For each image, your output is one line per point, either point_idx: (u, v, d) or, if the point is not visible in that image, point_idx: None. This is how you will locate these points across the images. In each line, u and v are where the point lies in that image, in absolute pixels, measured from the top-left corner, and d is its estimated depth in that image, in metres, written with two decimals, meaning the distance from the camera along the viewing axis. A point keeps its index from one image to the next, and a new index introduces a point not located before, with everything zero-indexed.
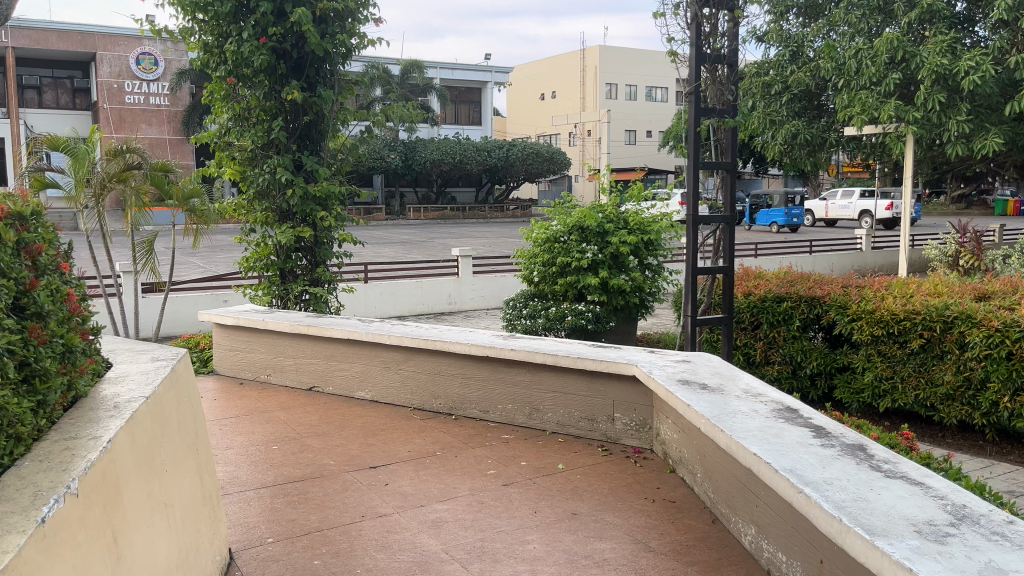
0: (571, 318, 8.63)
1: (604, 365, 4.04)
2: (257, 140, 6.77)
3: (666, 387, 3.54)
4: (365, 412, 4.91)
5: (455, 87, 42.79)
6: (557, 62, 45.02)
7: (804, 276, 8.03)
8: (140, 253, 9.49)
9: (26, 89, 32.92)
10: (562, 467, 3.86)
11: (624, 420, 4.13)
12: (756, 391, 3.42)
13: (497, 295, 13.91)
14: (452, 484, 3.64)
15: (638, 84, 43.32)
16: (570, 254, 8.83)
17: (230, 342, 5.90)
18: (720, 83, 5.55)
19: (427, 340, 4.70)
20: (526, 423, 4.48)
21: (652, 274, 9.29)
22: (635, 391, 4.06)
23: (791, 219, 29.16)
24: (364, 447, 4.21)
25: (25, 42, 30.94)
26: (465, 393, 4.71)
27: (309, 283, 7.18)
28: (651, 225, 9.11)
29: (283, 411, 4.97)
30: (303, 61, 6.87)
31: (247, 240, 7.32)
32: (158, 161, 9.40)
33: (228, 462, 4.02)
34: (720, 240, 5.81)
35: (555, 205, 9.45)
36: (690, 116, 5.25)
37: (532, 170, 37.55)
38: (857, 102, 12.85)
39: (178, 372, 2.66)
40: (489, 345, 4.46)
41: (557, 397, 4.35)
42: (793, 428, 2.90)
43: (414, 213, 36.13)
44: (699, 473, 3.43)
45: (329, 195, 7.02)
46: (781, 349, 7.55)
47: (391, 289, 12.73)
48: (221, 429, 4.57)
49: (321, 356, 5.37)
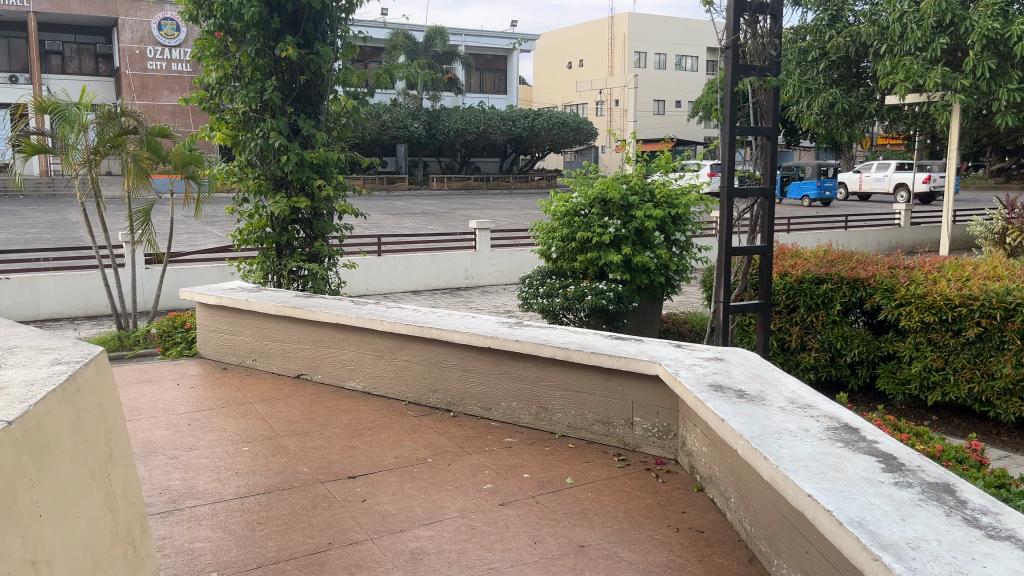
0: (591, 298, 8.00)
1: (622, 362, 3.47)
2: (249, 101, 6.18)
3: (694, 394, 2.96)
4: (354, 405, 4.38)
5: (480, 56, 41.92)
6: (584, 29, 43.84)
7: (845, 256, 7.36)
8: (137, 224, 9.00)
9: (50, 56, 32.67)
10: (571, 482, 3.30)
11: (644, 425, 3.56)
12: (804, 402, 2.83)
13: (517, 269, 13.32)
14: (441, 503, 3.09)
15: (669, 53, 42.14)
16: (591, 228, 8.23)
17: (214, 323, 5.39)
18: (761, 38, 4.85)
19: (424, 327, 4.15)
20: (534, 424, 3.93)
21: (680, 251, 8.65)
22: (659, 393, 3.48)
23: (824, 192, 28.23)
24: (346, 451, 3.67)
25: (48, 7, 30.60)
26: (465, 388, 4.16)
27: (306, 259, 6.68)
28: (679, 198, 8.45)
29: (263, 403, 4.45)
30: (299, 15, 6.28)
31: (239, 211, 6.78)
32: (156, 126, 8.91)
33: (187, 466, 3.49)
34: (757, 216, 5.13)
35: (577, 175, 8.85)
36: (726, 75, 4.58)
37: (557, 141, 36.73)
38: (901, 69, 11.95)
39: (82, 378, 2.12)
40: (491, 335, 3.91)
41: (568, 396, 3.78)
42: (856, 457, 2.31)
43: (437, 182, 35.56)
44: (734, 498, 2.85)
45: (328, 162, 6.46)
46: (819, 335, 6.88)
47: (405, 262, 12.21)
48: (189, 424, 4.06)
49: (309, 341, 4.85)
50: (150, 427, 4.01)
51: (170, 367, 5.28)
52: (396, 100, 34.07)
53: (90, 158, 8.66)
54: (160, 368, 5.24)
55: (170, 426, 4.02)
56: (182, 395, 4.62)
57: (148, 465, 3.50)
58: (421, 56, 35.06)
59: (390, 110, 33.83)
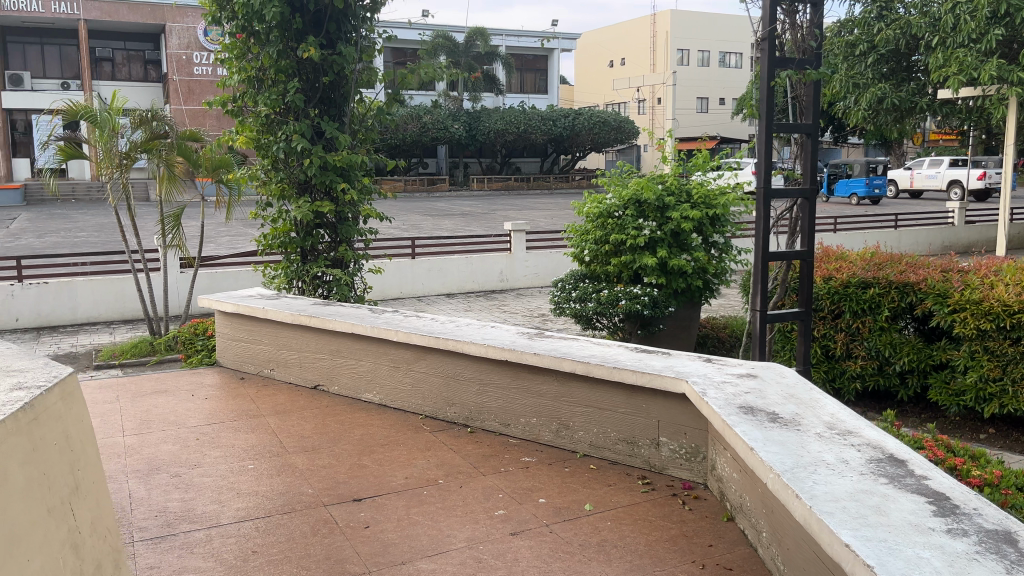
0: (625, 303, 7.71)
1: (646, 378, 3.23)
2: (271, 104, 6.05)
3: (722, 418, 2.70)
4: (368, 419, 4.19)
5: (521, 56, 41.71)
6: (626, 27, 43.31)
7: (894, 258, 6.98)
8: (168, 228, 8.99)
9: (101, 62, 33.36)
10: (590, 509, 3.07)
11: (670, 447, 3.31)
12: (844, 429, 2.55)
13: (553, 272, 13.08)
14: (449, 531, 2.88)
15: (712, 50, 41.44)
16: (625, 231, 7.96)
17: (233, 331, 5.26)
18: (802, 29, 4.54)
19: (440, 339, 3.96)
20: (554, 442, 3.70)
21: (719, 253, 8.33)
22: (685, 411, 3.23)
23: (873, 189, 27.42)
24: (354, 471, 3.48)
25: (98, 14, 31.11)
26: (483, 403, 3.95)
27: (331, 264, 6.53)
28: (717, 198, 8.13)
29: (276, 415, 4.29)
30: (322, 15, 6.13)
31: (263, 216, 6.66)
32: (186, 130, 8.90)
33: (189, 485, 3.33)
34: (798, 219, 4.80)
35: (611, 176, 8.59)
36: (761, 68, 4.26)
37: (598, 140, 36.35)
38: (954, 61, 11.39)
39: (43, 406, 1.94)
40: (509, 347, 3.70)
41: (590, 413, 3.55)
42: (902, 496, 2.03)
43: (477, 183, 35.48)
44: (766, 532, 2.59)
45: (352, 165, 6.31)
46: (866, 343, 6.49)
47: (438, 264, 12.05)
48: (197, 438, 3.91)
49: (326, 351, 4.68)
50: (156, 441, 3.87)
51: (189, 376, 5.16)
52: (437, 101, 34.02)
53: (121, 163, 8.64)
54: (177, 378, 5.12)
55: (177, 441, 3.88)
56: (195, 406, 4.49)
57: (148, 483, 3.35)
58: (462, 58, 34.95)
59: (431, 111, 33.80)
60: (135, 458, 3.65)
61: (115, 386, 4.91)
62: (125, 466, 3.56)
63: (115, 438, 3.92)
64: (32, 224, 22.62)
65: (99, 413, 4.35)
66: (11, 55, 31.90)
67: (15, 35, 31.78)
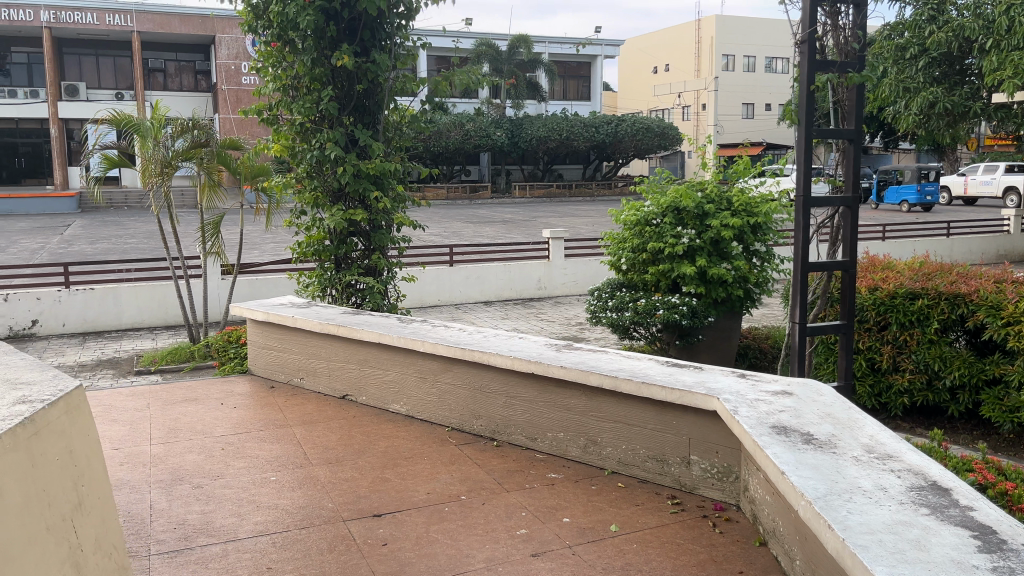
0: (663, 313, 7.56)
1: (676, 395, 3.11)
2: (305, 112, 6.05)
3: (753, 438, 2.56)
4: (394, 431, 4.12)
5: (564, 63, 41.64)
6: (670, 33, 42.95)
7: (944, 268, 6.71)
8: (208, 235, 9.09)
9: (153, 73, 34.15)
10: (615, 530, 2.95)
11: (702, 466, 3.17)
12: (882, 453, 2.40)
13: (592, 280, 12.93)
14: (467, 551, 2.79)
15: (758, 55, 40.85)
16: (663, 239, 7.80)
17: (264, 339, 5.25)
18: (845, 31, 4.36)
19: (466, 350, 3.88)
20: (582, 458, 3.59)
21: (761, 262, 8.12)
22: (717, 429, 3.09)
23: (925, 196, 26.68)
24: (376, 485, 3.41)
25: (150, 26, 31.78)
26: (510, 416, 3.85)
27: (364, 272, 6.52)
28: (759, 205, 7.93)
29: (302, 425, 4.25)
30: (356, 22, 6.11)
31: (297, 224, 6.67)
32: (226, 138, 9.00)
33: (209, 497, 3.29)
34: (839, 227, 4.61)
35: (650, 183, 8.44)
36: (800, 71, 4.08)
37: (641, 147, 36.06)
38: (1008, 63, 10.81)
39: (46, 420, 1.90)
40: (535, 360, 3.60)
41: (618, 429, 3.43)
42: (944, 529, 1.89)
43: (519, 190, 35.45)
44: (799, 560, 2.44)
45: (386, 173, 6.28)
46: (913, 356, 6.25)
47: (477, 272, 12.01)
48: (222, 448, 3.89)
49: (354, 360, 4.63)
50: (182, 451, 3.85)
51: (220, 384, 5.16)
52: (479, 109, 34.12)
53: (163, 170, 8.77)
54: (209, 386, 5.12)
55: (203, 450, 3.86)
56: (223, 415, 4.47)
57: (169, 494, 3.32)
58: (504, 66, 35.00)
59: (474, 119, 33.89)
60: (159, 468, 3.63)
61: (147, 394, 4.93)
62: (149, 475, 3.54)
63: (141, 447, 3.91)
64: (85, 230, 23.22)
65: (129, 420, 4.36)
66: (68, 66, 32.85)
67: (71, 47, 32.70)
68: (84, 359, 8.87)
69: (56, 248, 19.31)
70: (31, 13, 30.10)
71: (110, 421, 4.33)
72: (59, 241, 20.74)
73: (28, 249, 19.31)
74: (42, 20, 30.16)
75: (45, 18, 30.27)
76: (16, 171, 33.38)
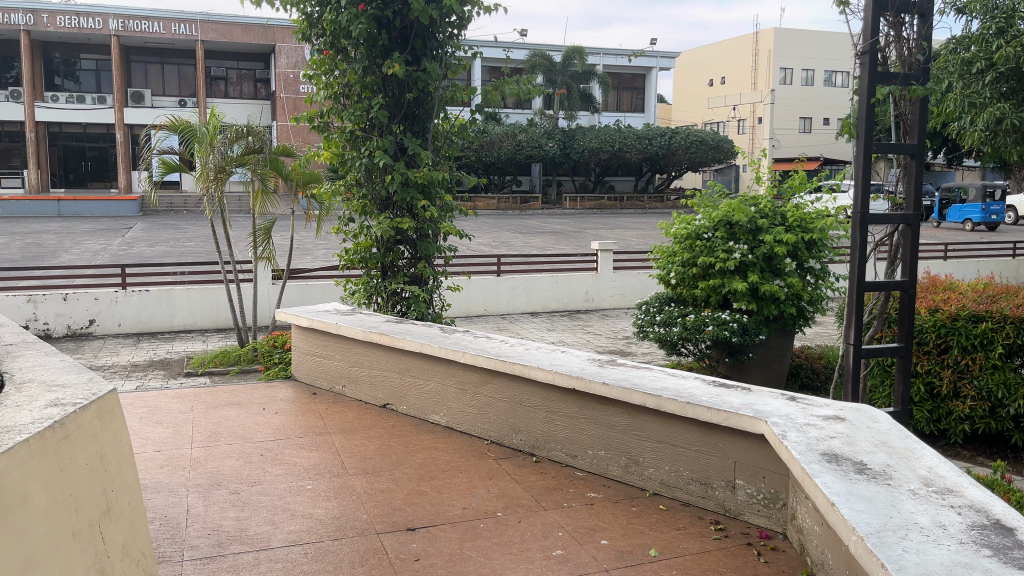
0: (712, 329, 7.40)
1: (721, 417, 3.00)
2: (356, 119, 6.07)
3: (802, 466, 2.44)
4: (433, 443, 4.07)
5: (618, 75, 41.47)
6: (727, 46, 42.43)
7: (1010, 291, 6.42)
8: (259, 239, 9.22)
9: (215, 81, 35.04)
10: (654, 555, 2.84)
11: (747, 491, 3.04)
12: (942, 487, 2.26)
13: (640, 293, 12.77)
14: (500, 570, 2.72)
15: (817, 68, 40.09)
16: (714, 253, 7.65)
17: (308, 345, 5.26)
18: (909, 42, 4.19)
19: (507, 362, 3.81)
20: (623, 478, 3.49)
21: (814, 279, 7.90)
22: (764, 454, 2.97)
23: (991, 215, 25.80)
24: (413, 497, 3.36)
25: (213, 35, 32.58)
26: (550, 431, 3.77)
27: (409, 280, 6.51)
28: (814, 221, 7.71)
29: (341, 433, 4.23)
30: (408, 31, 6.12)
31: (345, 231, 6.69)
32: (279, 145, 9.13)
33: (246, 503, 3.28)
34: (899, 246, 4.41)
35: (701, 196, 8.30)
36: (861, 83, 3.92)
37: (695, 159, 35.67)
38: None
39: (77, 423, 1.90)
40: (577, 375, 3.52)
41: (661, 449, 3.32)
42: (1008, 573, 1.75)
43: (570, 202, 35.37)
44: None
45: (433, 182, 6.27)
46: (976, 382, 5.98)
47: (523, 283, 11.95)
48: (261, 454, 3.88)
49: (395, 369, 4.60)
50: (221, 455, 3.86)
51: (264, 389, 5.18)
52: (532, 120, 34.17)
53: (218, 176, 8.92)
54: (253, 391, 5.15)
55: (242, 455, 3.86)
56: (264, 420, 4.47)
57: (206, 499, 3.32)
58: (558, 77, 35.00)
59: (527, 130, 33.94)
60: (198, 472, 3.64)
61: (192, 397, 4.97)
62: (188, 479, 3.55)
63: (183, 450, 3.94)
64: (146, 233, 23.84)
65: (173, 423, 4.40)
66: (135, 73, 33.89)
67: (138, 55, 33.74)
68: (137, 359, 9.07)
69: (117, 250, 19.86)
70: (101, 21, 31.10)
71: (155, 423, 4.37)
72: (120, 243, 21.33)
73: (90, 249, 19.89)
74: (111, 27, 31.14)
75: (114, 26, 31.21)
76: (83, 175, 34.50)
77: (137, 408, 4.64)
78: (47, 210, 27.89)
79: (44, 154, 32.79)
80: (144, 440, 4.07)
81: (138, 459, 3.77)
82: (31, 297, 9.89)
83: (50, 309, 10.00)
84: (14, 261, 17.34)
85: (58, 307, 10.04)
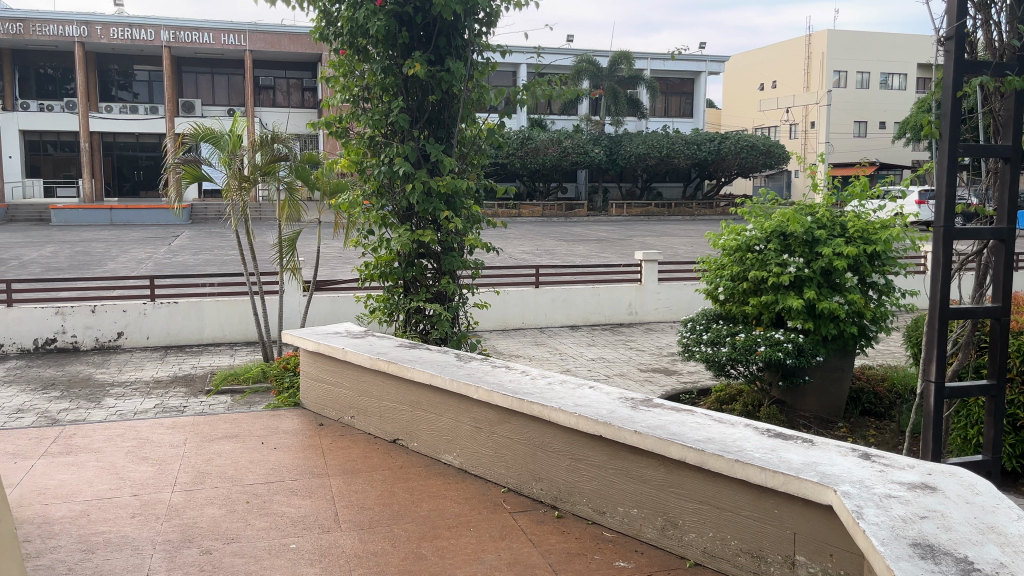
0: (765, 349, 6.74)
1: (779, 480, 2.45)
2: (373, 122, 5.62)
3: (887, 563, 1.87)
4: (442, 490, 3.57)
5: (667, 79, 40.69)
6: (779, 48, 41.33)
7: None
8: (285, 250, 8.85)
9: (263, 91, 35.31)
10: None
11: (809, 569, 2.46)
12: None
13: (687, 307, 12.12)
14: None
15: (875, 70, 38.77)
16: (766, 266, 7.03)
17: (316, 372, 4.81)
18: (999, 26, 3.58)
19: (526, 402, 3.31)
20: (658, 542, 2.94)
21: (878, 294, 7.20)
22: (832, 527, 2.39)
23: None
24: (410, 563, 2.86)
25: (261, 45, 32.73)
26: (574, 482, 3.25)
27: (433, 297, 6.03)
28: (877, 231, 7.02)
29: (341, 476, 3.76)
30: (432, 27, 5.65)
31: (365, 243, 6.23)
32: (306, 152, 8.77)
33: (210, 568, 2.81)
34: (990, 263, 3.80)
35: (753, 203, 7.68)
36: (945, 75, 3.32)
37: (746, 165, 34.77)
38: None
39: None
40: (604, 420, 3.00)
41: (703, 511, 2.77)
42: None
43: (617, 208, 34.70)
44: None
45: (457, 191, 5.80)
46: None
47: (563, 295, 11.42)
48: (247, 503, 3.42)
49: (405, 402, 4.12)
50: (203, 503, 3.42)
51: (268, 419, 4.74)
52: (578, 126, 33.65)
53: (242, 184, 8.57)
54: (258, 420, 4.73)
55: (225, 503, 3.41)
56: (260, 458, 4.03)
57: (172, 561, 2.87)
58: (605, 81, 34.55)
59: (572, 136, 33.40)
60: (171, 523, 3.19)
61: (189, 428, 4.56)
62: (158, 533, 3.10)
63: (163, 494, 3.51)
64: (192, 241, 23.93)
65: (161, 459, 3.99)
66: (186, 84, 34.36)
67: (189, 65, 34.21)
68: (160, 374, 8.78)
69: (161, 258, 19.92)
70: (152, 32, 31.33)
71: (140, 459, 3.96)
72: (166, 252, 21.39)
73: (135, 258, 19.97)
74: (162, 39, 31.42)
75: (165, 37, 31.44)
76: (136, 183, 35.06)
77: (126, 442, 4.24)
78: (98, 219, 28.30)
79: (99, 162, 33.42)
80: (122, 481, 3.66)
81: (110, 507, 3.35)
82: (59, 310, 9.73)
83: (78, 321, 9.82)
84: (62, 270, 17.52)
85: (86, 320, 9.85)
